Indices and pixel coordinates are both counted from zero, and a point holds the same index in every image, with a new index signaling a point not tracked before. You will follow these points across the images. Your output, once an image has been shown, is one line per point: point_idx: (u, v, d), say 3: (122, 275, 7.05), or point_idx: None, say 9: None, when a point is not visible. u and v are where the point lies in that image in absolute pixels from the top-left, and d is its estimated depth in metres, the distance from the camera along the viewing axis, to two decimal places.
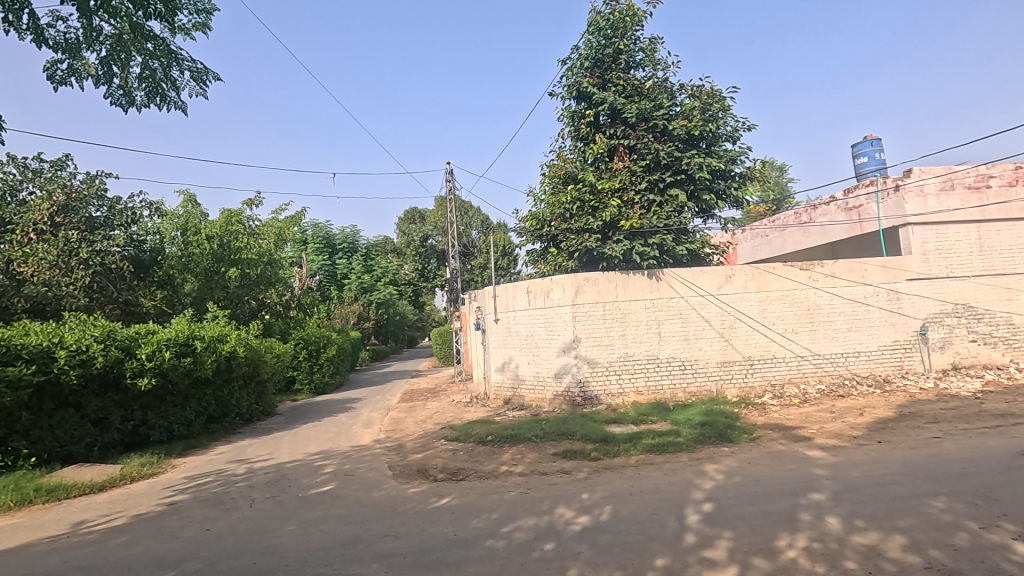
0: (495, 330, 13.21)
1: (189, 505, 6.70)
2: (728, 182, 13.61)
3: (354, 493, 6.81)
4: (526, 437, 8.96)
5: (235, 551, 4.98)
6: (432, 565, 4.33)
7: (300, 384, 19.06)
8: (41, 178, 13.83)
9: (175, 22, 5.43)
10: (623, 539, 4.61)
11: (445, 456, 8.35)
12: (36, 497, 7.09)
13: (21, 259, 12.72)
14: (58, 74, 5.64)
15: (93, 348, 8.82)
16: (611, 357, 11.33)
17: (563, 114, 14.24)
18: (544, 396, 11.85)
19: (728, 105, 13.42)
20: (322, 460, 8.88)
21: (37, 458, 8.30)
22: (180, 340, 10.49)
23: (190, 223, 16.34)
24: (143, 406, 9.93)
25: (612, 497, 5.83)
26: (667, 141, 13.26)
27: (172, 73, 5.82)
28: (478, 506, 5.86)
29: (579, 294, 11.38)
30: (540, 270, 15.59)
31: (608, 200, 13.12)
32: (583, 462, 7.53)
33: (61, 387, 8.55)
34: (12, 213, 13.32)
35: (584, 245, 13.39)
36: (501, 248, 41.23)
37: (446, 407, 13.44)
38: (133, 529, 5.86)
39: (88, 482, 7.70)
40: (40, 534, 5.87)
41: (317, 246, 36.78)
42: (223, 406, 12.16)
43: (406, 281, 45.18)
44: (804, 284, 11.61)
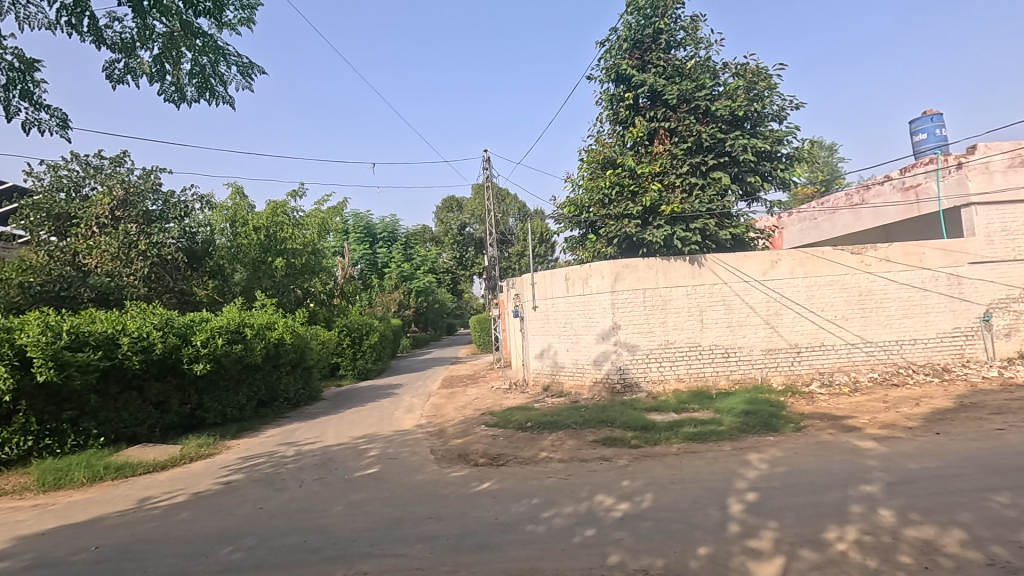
0: (534, 317, 13.21)
1: (244, 485, 7.04)
2: (775, 163, 13.18)
3: (398, 476, 7.00)
4: (566, 424, 8.98)
5: (286, 529, 5.21)
6: (475, 547, 4.42)
7: (344, 370, 19.64)
8: (101, 174, 14.54)
9: (222, 18, 5.56)
10: (665, 526, 4.59)
11: (485, 442, 8.47)
12: (105, 474, 7.58)
13: (85, 251, 13.46)
14: (116, 74, 5.87)
15: (153, 335, 9.31)
16: (652, 345, 11.18)
17: (601, 97, 13.99)
18: (584, 383, 11.82)
19: (774, 83, 12.96)
20: (367, 444, 9.13)
21: (105, 437, 8.85)
22: (231, 327, 10.94)
23: (238, 214, 17.00)
24: (199, 390, 10.44)
25: (653, 485, 5.79)
26: (709, 123, 12.89)
27: (219, 69, 5.99)
28: (518, 491, 5.93)
29: (618, 281, 11.24)
30: (578, 257, 15.48)
31: (648, 184, 12.86)
32: (623, 449, 7.50)
33: (125, 371, 9.08)
34: (76, 207, 14.03)
35: (623, 231, 13.14)
36: (538, 235, 41.27)
37: (486, 394, 13.58)
38: (193, 506, 6.20)
39: (152, 461, 8.18)
40: (110, 508, 6.28)
41: (357, 236, 37.61)
42: (273, 390, 12.66)
43: (444, 269, 45.71)
44: (855, 268, 11.13)
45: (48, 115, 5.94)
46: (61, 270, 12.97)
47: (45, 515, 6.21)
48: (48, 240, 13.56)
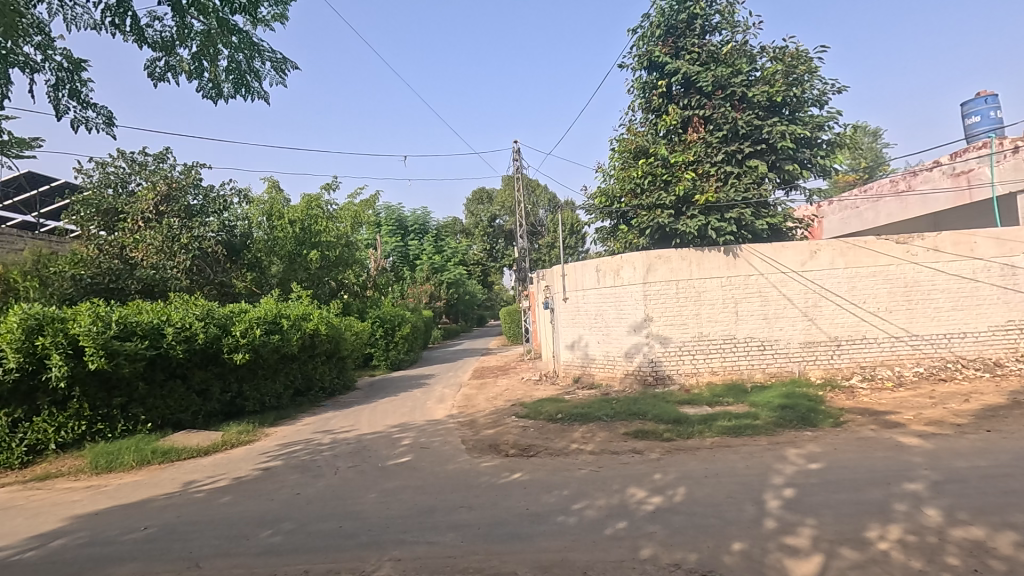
0: (564, 308, 13.14)
1: (282, 471, 7.25)
2: (815, 150, 12.80)
3: (430, 465, 7.09)
4: (597, 415, 8.93)
5: (322, 515, 5.34)
6: (506, 537, 4.45)
7: (377, 360, 20.00)
8: (146, 171, 15.04)
9: (257, 15, 5.64)
10: (698, 521, 4.52)
11: (516, 433, 8.50)
12: (153, 458, 7.92)
13: (132, 245, 14.00)
14: (157, 72, 6.00)
15: (195, 325, 9.65)
16: (685, 337, 11.01)
17: (633, 86, 13.77)
18: (615, 375, 11.73)
19: (814, 67, 12.51)
20: (399, 433, 9.28)
21: (152, 423, 9.24)
22: (269, 318, 11.24)
23: (274, 208, 17.58)
24: (239, 379, 10.80)
25: (686, 479, 5.71)
26: (746, 110, 12.55)
27: (255, 65, 6.10)
28: (549, 482, 5.94)
29: (650, 273, 11.09)
30: (609, 248, 15.31)
31: (682, 173, 12.59)
32: (655, 443, 7.42)
33: (169, 360, 9.45)
34: (123, 203, 14.56)
35: (656, 222, 12.88)
36: (569, 226, 41.18)
37: (516, 385, 13.61)
38: (235, 490, 6.43)
39: (196, 447, 8.50)
40: (158, 491, 6.56)
41: (389, 229, 38.12)
42: (309, 379, 12.99)
43: (475, 261, 46.00)
44: (900, 259, 10.69)
45: (95, 113, 6.16)
46: (110, 263, 13.54)
47: (98, 495, 6.53)
48: (98, 234, 14.14)
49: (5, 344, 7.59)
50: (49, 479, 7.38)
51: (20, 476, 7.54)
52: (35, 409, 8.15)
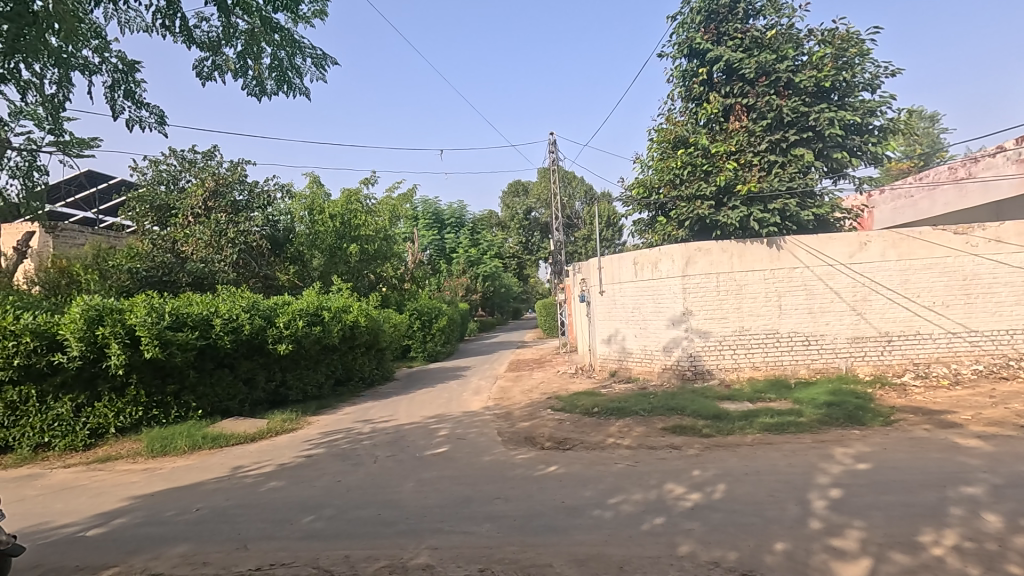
0: (601, 302, 13.04)
1: (323, 459, 7.46)
2: (865, 137, 12.27)
3: (466, 456, 7.18)
4: (633, 410, 8.84)
5: (362, 502, 5.48)
6: (541, 529, 4.46)
7: (414, 352, 20.35)
8: (195, 168, 15.44)
9: (298, 12, 5.69)
10: (738, 519, 4.43)
11: (551, 426, 8.50)
12: (203, 444, 8.28)
13: (182, 240, 14.57)
14: (204, 72, 5.99)
15: (242, 317, 10.00)
16: (725, 331, 10.75)
17: (673, 74, 13.46)
18: (652, 369, 11.57)
19: (866, 49, 11.93)
20: (436, 424, 9.41)
21: (202, 410, 9.65)
22: (311, 310, 11.55)
23: (315, 203, 18.03)
24: (282, 368, 11.16)
25: (725, 476, 5.59)
26: (791, 96, 12.09)
27: (296, 61, 6.15)
28: (585, 476, 5.91)
29: (689, 265, 10.85)
30: (647, 240, 15.07)
31: (723, 163, 12.24)
32: (693, 438, 7.30)
33: (218, 351, 9.83)
34: (174, 199, 15.11)
35: (696, 213, 12.60)
36: (605, 218, 40.80)
37: (552, 378, 13.61)
38: (280, 476, 6.66)
39: (243, 434, 8.83)
40: (208, 475, 6.86)
41: (426, 222, 38.53)
42: (348, 369, 13.31)
43: (511, 254, 46.13)
44: (958, 250, 10.14)
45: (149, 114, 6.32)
46: (162, 257, 14.15)
47: (153, 478, 6.88)
48: (151, 229, 14.80)
49: (69, 334, 8.06)
50: (109, 461, 7.82)
51: (83, 458, 8.02)
52: (96, 394, 8.63)
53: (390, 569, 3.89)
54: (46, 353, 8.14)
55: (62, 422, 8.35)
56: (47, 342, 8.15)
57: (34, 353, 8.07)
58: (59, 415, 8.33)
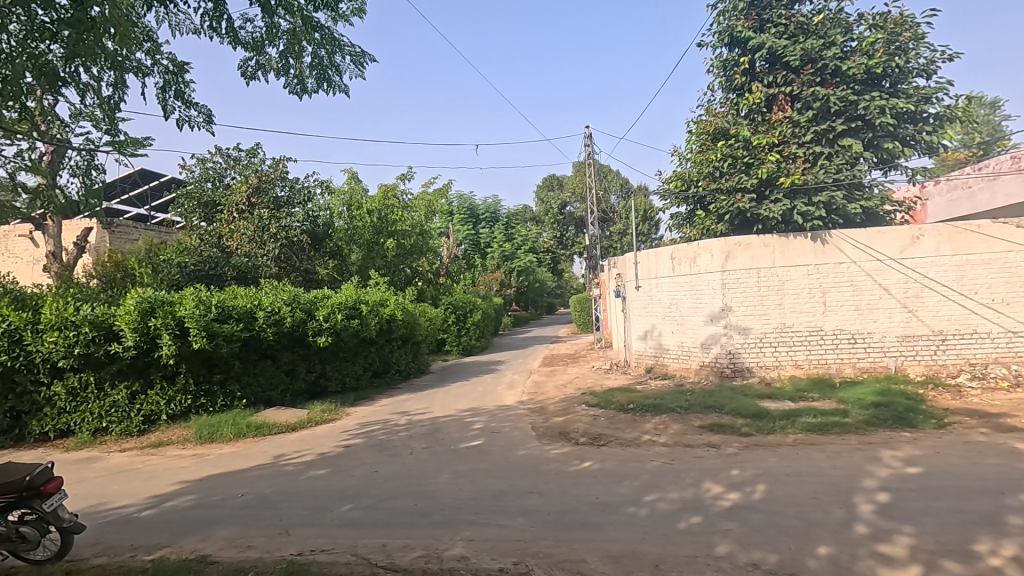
0: (637, 297, 12.88)
1: (361, 449, 7.64)
2: (919, 126, 11.69)
3: (500, 449, 7.22)
4: (669, 407, 8.71)
5: (398, 492, 5.58)
6: (576, 525, 4.45)
7: (449, 346, 20.57)
8: (240, 165, 15.88)
9: (338, 11, 5.77)
10: (778, 520, 4.31)
11: (586, 421, 8.46)
12: (247, 432, 8.58)
13: (228, 235, 15.08)
14: (249, 71, 6.07)
15: (284, 310, 10.29)
16: (766, 328, 10.45)
17: (713, 64, 13.13)
18: (690, 366, 11.37)
19: (922, 33, 11.34)
20: (471, 417, 9.49)
21: (246, 399, 10.00)
22: (350, 304, 11.78)
23: (353, 198, 18.40)
24: (322, 360, 11.47)
25: (765, 476, 5.45)
26: (840, 85, 11.62)
27: (336, 59, 6.24)
28: (620, 472, 5.86)
29: (729, 260, 10.59)
30: (684, 234, 14.78)
31: (765, 155, 11.88)
32: (732, 437, 7.14)
33: (261, 342, 10.16)
34: (220, 196, 15.60)
35: (736, 207, 12.27)
36: (642, 212, 40.28)
37: (587, 374, 13.53)
38: (320, 465, 6.86)
39: (285, 423, 9.12)
40: (253, 462, 7.12)
41: (461, 217, 38.79)
42: (385, 362, 13.57)
43: (545, 249, 46.04)
44: (1020, 245, 9.58)
45: (196, 111, 6.37)
46: (209, 252, 14.70)
47: (201, 463, 7.18)
48: (199, 225, 15.36)
49: (124, 324, 8.46)
50: (161, 447, 8.20)
51: (137, 443, 8.43)
52: (149, 382, 9.06)
53: (426, 559, 3.95)
54: (103, 343, 8.57)
55: (118, 408, 8.79)
56: (104, 333, 8.58)
57: (93, 342, 8.51)
58: (115, 401, 8.78)
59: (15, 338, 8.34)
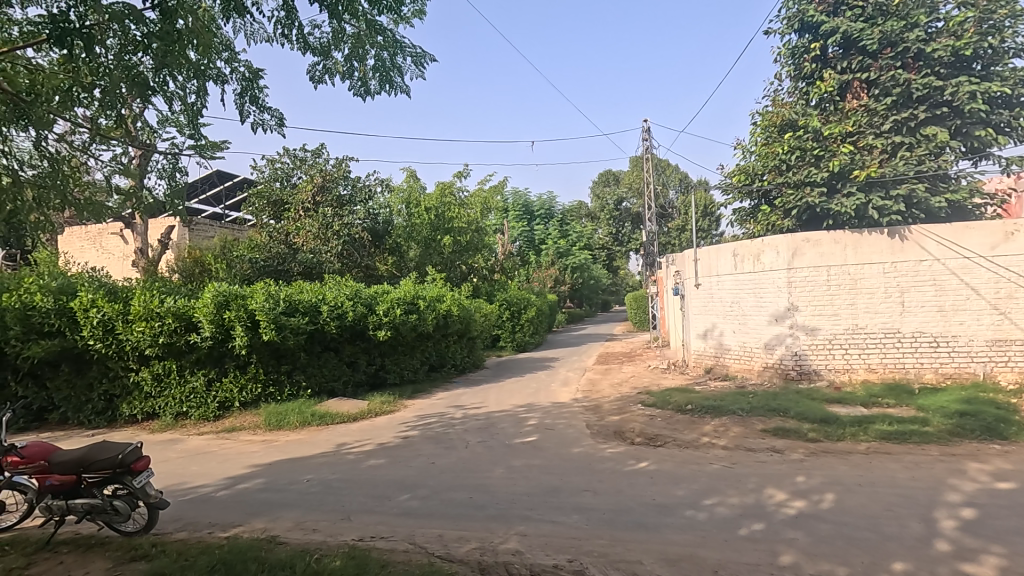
0: (696, 295, 12.52)
1: (418, 441, 7.84)
2: (1014, 111, 10.77)
3: (554, 446, 7.21)
4: (730, 409, 8.42)
5: (454, 485, 5.69)
6: (632, 525, 4.39)
7: (504, 342, 20.74)
8: (306, 165, 16.57)
9: (400, 13, 5.90)
10: (849, 532, 4.09)
11: (642, 421, 8.31)
12: (312, 420, 8.99)
13: (295, 232, 15.78)
14: (316, 76, 6.28)
15: (346, 305, 10.67)
16: (836, 329, 9.90)
17: (781, 52, 12.53)
18: (752, 368, 10.92)
19: (1020, 9, 10.37)
20: (525, 412, 9.54)
21: (311, 389, 10.47)
22: (408, 299, 12.08)
23: (412, 196, 18.86)
24: (381, 354, 11.83)
25: (835, 484, 5.17)
26: (923, 69, 10.84)
27: (397, 60, 6.38)
28: (677, 474, 5.73)
29: (796, 257, 10.11)
30: (748, 231, 14.23)
31: (838, 146, 11.22)
32: (798, 442, 6.82)
33: (325, 335, 10.59)
34: (288, 195, 16.34)
35: (804, 202, 11.70)
36: (702, 207, 39.20)
37: (643, 373, 13.29)
38: (379, 455, 7.08)
39: (347, 413, 9.48)
40: (317, 450, 7.45)
41: (516, 214, 38.93)
42: (441, 356, 13.85)
43: (600, 245, 45.55)
44: None
45: (269, 115, 6.48)
46: (278, 248, 15.46)
47: (271, 449, 7.58)
48: (268, 223, 16.16)
49: (202, 316, 9.05)
50: (234, 432, 8.73)
51: (213, 427, 9.01)
52: (224, 371, 9.66)
53: (481, 551, 4.02)
54: (183, 333, 9.21)
55: (196, 395, 9.41)
56: (185, 324, 9.22)
57: (175, 333, 9.16)
58: (194, 388, 9.40)
59: (109, 327, 9.12)
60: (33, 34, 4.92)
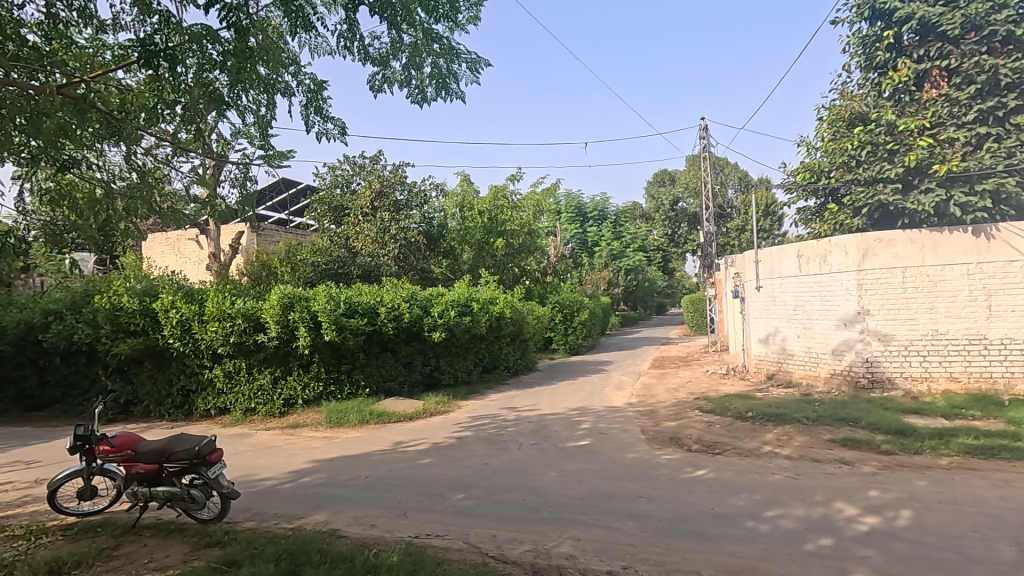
0: (757, 298, 12.03)
1: (472, 441, 7.93)
2: None
3: (608, 451, 7.12)
4: (794, 417, 8.05)
5: (507, 486, 5.72)
6: (689, 535, 4.27)
7: (556, 344, 20.68)
8: (364, 171, 17.13)
9: (456, 21, 6.01)
10: (928, 552, 3.82)
11: (700, 428, 8.08)
12: (370, 419, 9.27)
13: (354, 236, 16.36)
14: (376, 85, 6.48)
15: (402, 307, 10.94)
16: (913, 335, 9.28)
17: (850, 42, 11.89)
18: (818, 374, 10.38)
19: None
20: (579, 416, 9.47)
21: (369, 388, 10.79)
22: (462, 301, 12.26)
23: (466, 200, 19.13)
24: (436, 355, 12.05)
25: (912, 501, 4.84)
26: (1012, 53, 10.01)
27: (453, 67, 6.50)
28: (737, 483, 5.53)
29: (867, 259, 9.56)
30: (813, 231, 13.58)
31: (915, 139, 10.51)
32: (869, 454, 6.44)
33: (382, 336, 10.91)
34: (347, 200, 16.94)
35: (877, 199, 11.05)
36: (763, 206, 37.73)
37: (701, 378, 12.91)
38: (433, 454, 7.23)
39: (403, 412, 9.73)
40: (375, 447, 7.68)
41: (569, 216, 38.76)
42: (494, 358, 13.97)
43: (655, 246, 44.66)
44: None
45: (332, 124, 6.65)
46: (338, 252, 16.08)
47: (332, 445, 7.88)
48: (329, 228, 16.82)
49: (269, 317, 9.54)
50: (298, 428, 9.13)
51: (279, 423, 9.46)
52: (288, 369, 10.11)
53: (534, 553, 4.02)
54: (252, 333, 9.71)
55: (263, 392, 9.91)
56: (253, 324, 9.73)
57: (244, 332, 9.68)
58: (262, 385, 9.91)
59: (186, 327, 9.75)
60: (123, 56, 5.35)
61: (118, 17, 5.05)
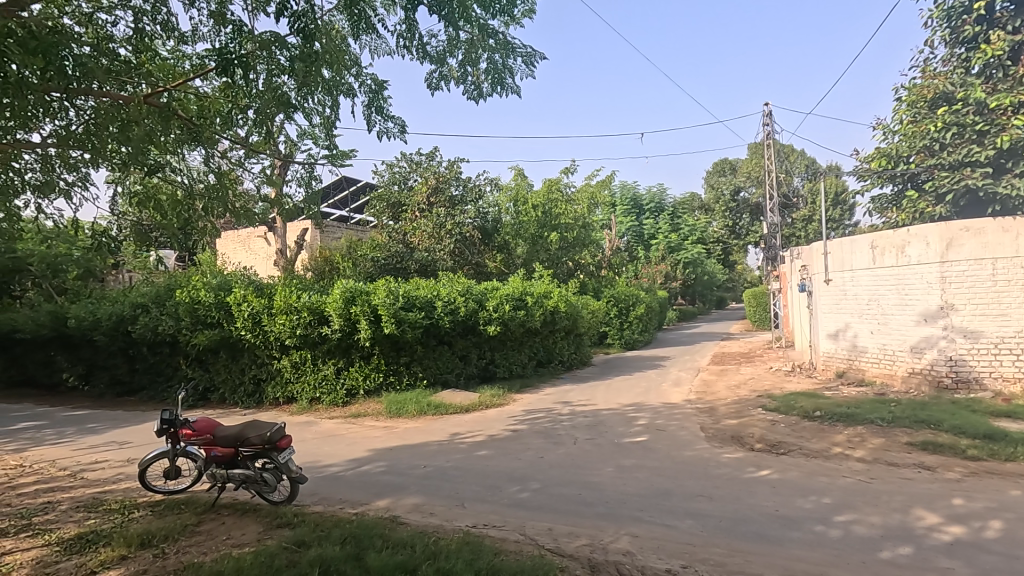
0: (825, 292, 11.41)
1: (527, 434, 7.97)
2: None
3: (666, 448, 6.99)
4: (868, 418, 7.61)
5: (563, 480, 5.73)
6: (752, 536, 4.14)
7: (611, 339, 20.41)
8: (421, 168, 17.46)
9: (512, 16, 6.01)
10: (1021, 567, 3.53)
11: (763, 427, 7.78)
12: (428, 410, 9.49)
13: (411, 232, 16.75)
14: (433, 83, 6.58)
15: (459, 301, 11.12)
16: (1004, 332, 8.59)
17: (934, 16, 11.01)
18: (894, 373, 9.74)
19: None
20: (635, 412, 9.33)
21: (427, 380, 11.04)
22: (516, 295, 12.32)
23: (520, 194, 19.16)
24: (491, 348, 12.19)
25: (1002, 511, 4.48)
26: None
27: (509, 62, 6.50)
28: (805, 486, 5.29)
29: (952, 249, 8.87)
30: (889, 220, 12.73)
31: (1008, 118, 9.65)
32: (953, 460, 5.99)
33: (439, 330, 11.13)
34: (404, 197, 17.35)
35: (964, 185, 10.23)
36: (832, 195, 35.71)
37: (764, 375, 12.40)
38: (489, 446, 7.32)
39: (459, 404, 9.90)
40: (432, 438, 7.86)
41: (624, 209, 38.10)
42: (549, 352, 13.96)
43: (715, 239, 43.19)
44: None
45: (392, 124, 6.82)
46: (396, 248, 16.51)
47: (391, 435, 8.13)
48: (388, 224, 17.29)
49: (332, 310, 9.94)
50: (359, 417, 9.48)
51: (342, 412, 9.85)
52: (350, 361, 10.50)
53: (591, 548, 4.01)
54: (316, 326, 10.14)
55: (327, 382, 10.35)
56: (318, 318, 10.15)
57: (310, 325, 10.12)
58: (326, 375, 10.35)
59: (257, 319, 10.30)
60: (200, 65, 5.70)
61: (195, 29, 5.39)
